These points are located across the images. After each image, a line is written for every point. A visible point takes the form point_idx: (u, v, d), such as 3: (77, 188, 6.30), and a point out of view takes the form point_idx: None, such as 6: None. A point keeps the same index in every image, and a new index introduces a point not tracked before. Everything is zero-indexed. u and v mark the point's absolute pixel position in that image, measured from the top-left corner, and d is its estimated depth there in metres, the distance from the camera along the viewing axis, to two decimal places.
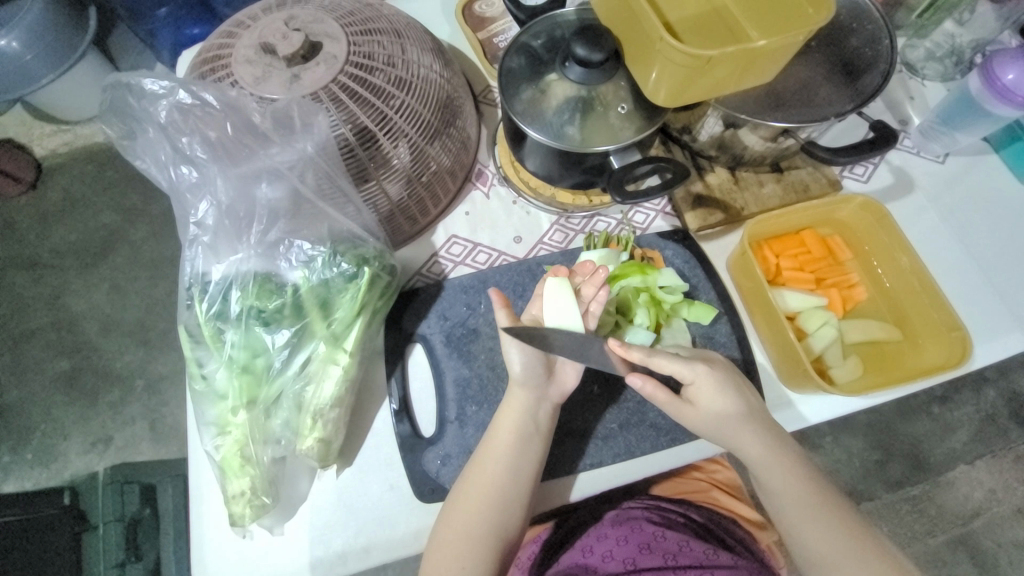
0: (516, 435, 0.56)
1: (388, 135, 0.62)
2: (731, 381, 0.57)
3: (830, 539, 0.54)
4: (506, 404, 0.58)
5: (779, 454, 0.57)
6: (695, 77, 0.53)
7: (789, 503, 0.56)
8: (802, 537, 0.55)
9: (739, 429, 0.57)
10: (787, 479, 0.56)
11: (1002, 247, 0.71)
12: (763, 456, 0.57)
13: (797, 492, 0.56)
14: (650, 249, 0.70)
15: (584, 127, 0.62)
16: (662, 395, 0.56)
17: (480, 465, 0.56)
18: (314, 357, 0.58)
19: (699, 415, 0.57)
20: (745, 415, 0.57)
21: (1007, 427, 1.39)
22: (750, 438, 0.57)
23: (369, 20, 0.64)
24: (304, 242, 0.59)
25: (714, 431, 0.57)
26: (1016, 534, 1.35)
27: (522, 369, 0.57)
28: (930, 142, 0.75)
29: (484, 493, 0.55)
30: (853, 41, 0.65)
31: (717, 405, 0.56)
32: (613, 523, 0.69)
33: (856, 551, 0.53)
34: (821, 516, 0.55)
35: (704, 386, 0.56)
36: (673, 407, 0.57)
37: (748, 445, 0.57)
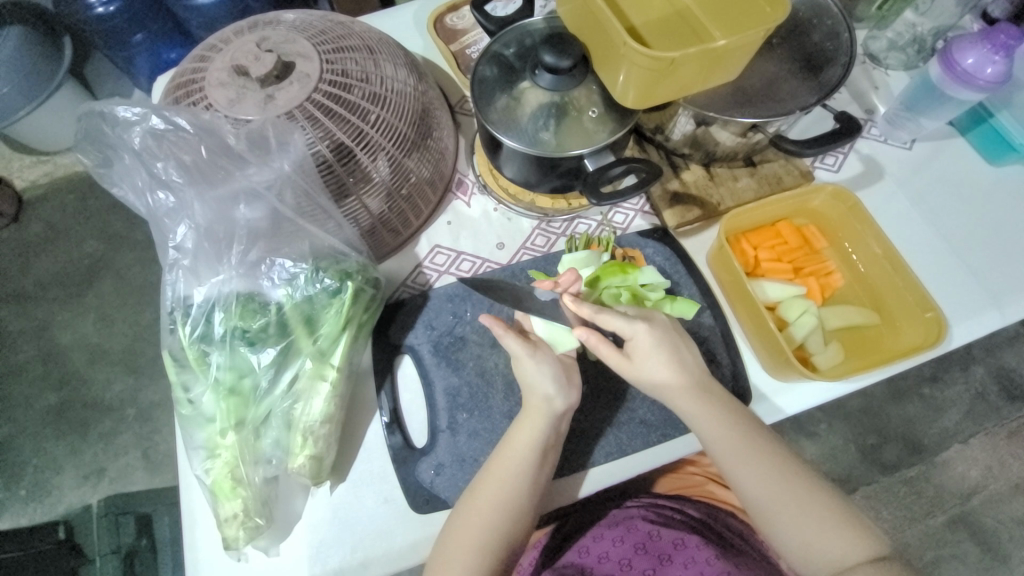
0: (540, 449, 0.56)
1: (365, 149, 0.63)
2: (664, 338, 0.58)
3: (770, 484, 0.55)
4: (527, 418, 0.57)
5: (720, 415, 0.57)
6: (661, 78, 0.54)
7: (728, 453, 0.56)
8: (749, 491, 0.55)
9: (670, 384, 0.57)
10: (722, 430, 0.56)
11: (974, 227, 0.73)
12: (696, 408, 0.57)
13: (739, 450, 0.56)
14: (630, 248, 0.71)
15: (558, 132, 0.63)
16: (604, 348, 0.57)
17: (496, 471, 0.56)
18: (301, 374, 0.58)
19: (637, 372, 0.58)
20: (687, 379, 0.57)
21: (998, 404, 1.42)
22: (691, 403, 0.57)
23: (341, 38, 0.66)
24: (286, 260, 0.59)
25: (653, 387, 0.58)
26: (1015, 510, 1.36)
27: (547, 390, 0.57)
28: (896, 129, 0.77)
29: (498, 503, 0.55)
30: (813, 36, 0.67)
31: (652, 364, 0.57)
32: (609, 525, 0.70)
33: (797, 499, 0.54)
34: (762, 462, 0.55)
35: (642, 343, 0.57)
36: (620, 368, 0.58)
37: (688, 410, 0.57)
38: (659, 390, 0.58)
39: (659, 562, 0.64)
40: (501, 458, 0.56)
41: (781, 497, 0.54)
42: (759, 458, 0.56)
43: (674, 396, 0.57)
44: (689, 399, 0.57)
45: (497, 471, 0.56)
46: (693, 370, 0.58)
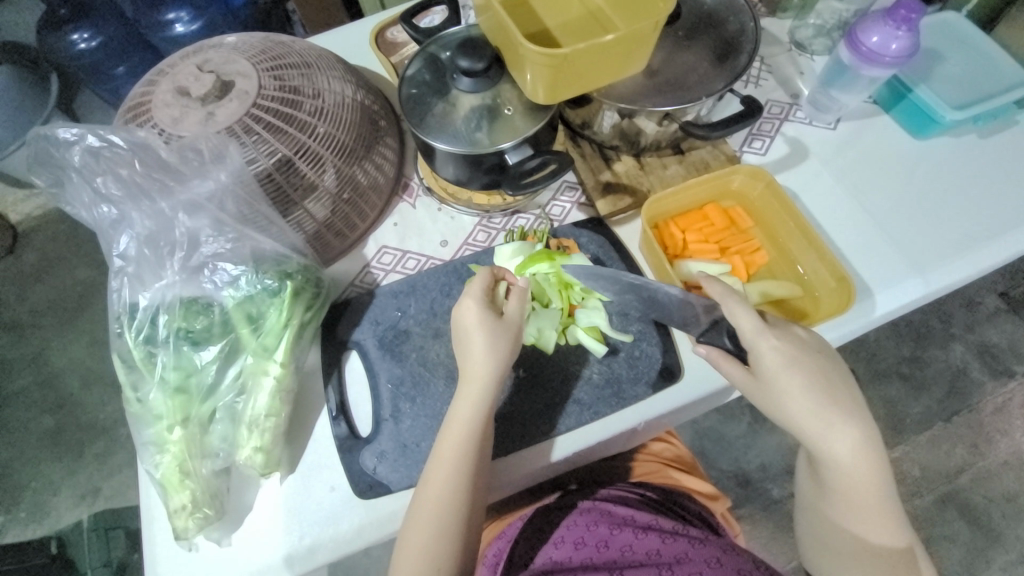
0: (477, 423, 0.57)
1: (305, 159, 0.67)
2: (819, 378, 0.56)
3: (866, 531, 0.56)
4: (461, 393, 0.58)
5: (867, 457, 0.54)
6: (563, 72, 0.58)
7: (848, 491, 0.55)
8: (838, 529, 0.57)
9: (828, 430, 0.54)
10: (858, 469, 0.54)
11: (897, 199, 0.75)
12: (850, 463, 0.54)
13: (861, 494, 0.55)
14: (565, 238, 0.74)
15: (488, 131, 0.66)
16: (725, 361, 0.60)
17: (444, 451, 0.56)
18: (244, 370, 0.62)
19: (772, 390, 0.56)
20: (836, 404, 0.55)
21: (980, 380, 1.43)
22: (843, 431, 0.54)
23: (280, 57, 0.71)
24: (226, 264, 0.63)
25: (793, 419, 0.55)
26: (1004, 487, 1.35)
27: (488, 364, 0.58)
28: (821, 111, 0.80)
29: (449, 482, 0.55)
30: (722, 30, 0.71)
31: (793, 383, 0.55)
32: (582, 512, 0.72)
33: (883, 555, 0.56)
34: (877, 536, 0.56)
35: (769, 362, 0.56)
36: (743, 380, 0.59)
37: (837, 440, 0.54)
38: (800, 424, 0.55)
39: (636, 537, 0.67)
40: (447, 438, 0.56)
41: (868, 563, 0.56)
42: (866, 530, 0.56)
43: (832, 444, 0.54)
44: (850, 453, 0.54)
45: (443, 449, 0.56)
46: (860, 427, 0.55)
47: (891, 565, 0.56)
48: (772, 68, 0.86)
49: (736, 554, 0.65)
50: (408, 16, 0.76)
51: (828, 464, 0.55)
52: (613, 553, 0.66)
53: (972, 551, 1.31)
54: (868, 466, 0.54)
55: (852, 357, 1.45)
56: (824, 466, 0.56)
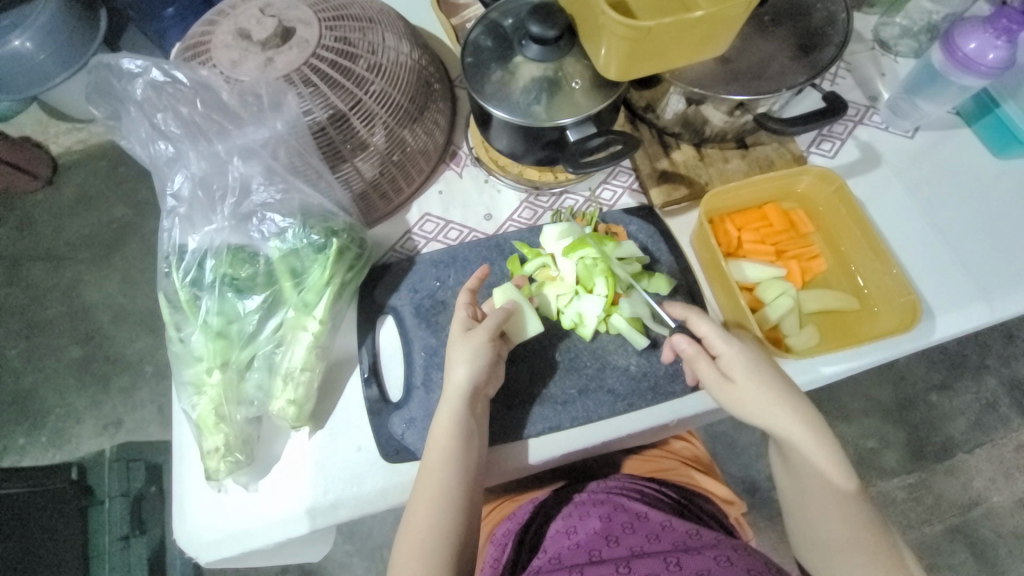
0: (461, 431, 0.57)
1: (359, 116, 0.66)
2: (773, 367, 0.60)
3: (835, 519, 0.56)
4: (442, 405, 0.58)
5: (818, 435, 0.57)
6: (641, 49, 0.55)
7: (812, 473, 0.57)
8: (812, 524, 0.57)
9: (779, 413, 0.57)
10: (814, 451, 0.57)
11: (971, 219, 0.71)
12: (805, 444, 0.57)
13: (822, 476, 0.56)
14: (614, 224, 0.72)
15: (550, 105, 0.64)
16: (701, 362, 0.60)
17: (429, 460, 0.56)
18: (285, 323, 0.61)
19: (740, 388, 0.59)
20: (788, 391, 0.58)
21: (1009, 415, 1.38)
22: (793, 413, 0.57)
23: (342, 7, 0.68)
24: (275, 215, 0.62)
25: (754, 411, 0.58)
26: (1017, 525, 1.32)
27: (470, 379, 0.58)
28: (900, 117, 0.75)
29: (439, 494, 0.55)
30: (808, 20, 0.67)
31: (753, 376, 0.58)
32: (595, 503, 0.72)
33: (861, 542, 0.55)
34: (849, 523, 0.56)
35: (735, 358, 0.59)
36: (717, 385, 0.60)
37: (788, 423, 0.57)
38: (760, 415, 0.58)
39: (647, 540, 0.65)
40: (433, 447, 0.57)
41: (851, 542, 0.55)
42: (839, 504, 0.56)
43: (783, 423, 0.57)
44: (804, 433, 0.57)
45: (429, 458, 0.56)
46: (802, 403, 0.58)
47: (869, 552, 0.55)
48: (851, 66, 0.80)
49: (749, 555, 0.62)
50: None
51: (788, 446, 0.58)
52: (622, 550, 0.63)
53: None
54: (821, 438, 0.57)
55: (879, 378, 1.41)
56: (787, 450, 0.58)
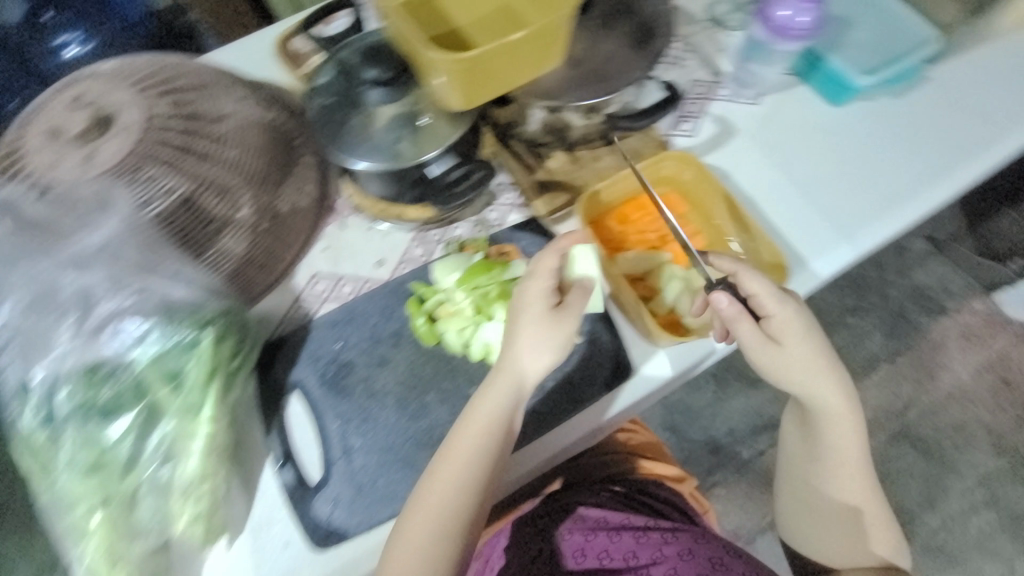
0: (490, 431, 0.57)
1: (211, 193, 0.62)
2: (825, 342, 0.61)
3: (848, 476, 0.66)
4: (481, 401, 0.58)
5: (854, 410, 0.63)
6: (475, 75, 0.56)
7: (845, 439, 0.64)
8: (824, 477, 0.67)
9: (830, 393, 0.61)
10: (846, 422, 0.63)
11: (824, 167, 0.77)
12: (838, 414, 0.62)
13: (849, 443, 0.64)
14: (506, 244, 0.72)
15: (414, 140, 0.62)
16: (744, 322, 0.59)
17: (452, 467, 0.56)
18: (167, 436, 0.56)
19: (786, 353, 0.59)
20: (833, 367, 0.61)
21: (918, 319, 1.51)
22: (836, 390, 0.61)
23: (171, 80, 0.65)
24: (130, 321, 0.57)
25: (796, 379, 0.60)
26: (953, 417, 1.43)
27: (524, 376, 0.59)
28: (744, 87, 0.81)
29: (444, 501, 0.55)
30: (634, 19, 0.71)
31: (803, 346, 0.59)
32: (577, 518, 0.74)
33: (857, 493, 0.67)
34: (854, 479, 0.66)
35: (787, 325, 0.59)
36: (762, 348, 0.60)
37: (832, 397, 0.61)
38: (807, 384, 0.61)
39: (610, 543, 0.71)
40: (457, 454, 0.56)
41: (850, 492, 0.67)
42: (855, 475, 0.66)
43: (835, 402, 0.61)
44: (841, 405, 0.62)
45: (443, 462, 0.56)
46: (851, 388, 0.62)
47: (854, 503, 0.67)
48: (692, 47, 0.85)
49: (704, 542, 0.70)
50: (321, 40, 0.77)
51: (821, 415, 0.63)
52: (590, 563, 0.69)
53: (931, 481, 1.38)
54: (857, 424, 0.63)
55: None
56: (819, 422, 0.64)
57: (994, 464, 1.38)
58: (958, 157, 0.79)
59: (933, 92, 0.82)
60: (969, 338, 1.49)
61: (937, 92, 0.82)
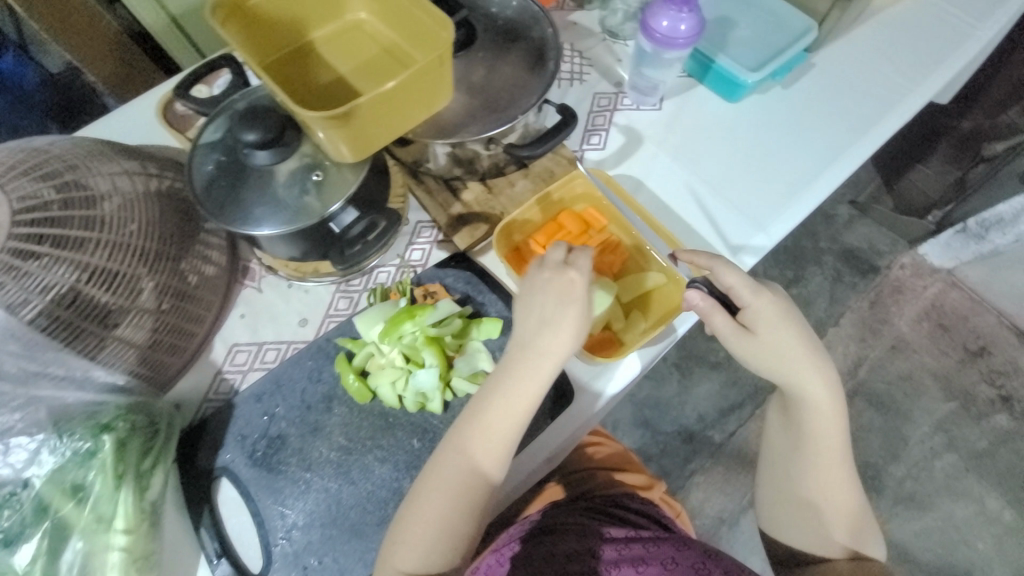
0: (506, 422, 0.56)
1: (101, 284, 0.56)
2: (807, 331, 0.61)
3: (828, 471, 0.62)
4: (502, 387, 0.57)
5: (835, 400, 0.61)
6: (359, 127, 0.54)
7: (821, 429, 0.61)
8: (803, 473, 0.63)
9: (811, 375, 0.60)
10: (827, 412, 0.61)
11: (729, 163, 0.80)
12: (819, 404, 0.60)
13: (828, 433, 0.61)
14: (431, 283, 0.70)
15: (318, 195, 0.60)
16: (719, 314, 0.61)
17: (466, 454, 0.55)
18: (78, 555, 0.51)
19: (761, 342, 0.60)
20: (813, 355, 0.60)
21: (855, 281, 1.58)
22: (817, 377, 0.60)
23: (34, 163, 0.57)
24: (18, 439, 0.52)
25: (773, 365, 0.60)
26: (898, 368, 1.51)
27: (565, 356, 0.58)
28: (645, 94, 0.82)
29: (452, 488, 0.55)
30: (523, 43, 0.71)
31: (777, 334, 0.60)
32: (563, 531, 0.70)
33: (840, 490, 0.63)
34: (834, 475, 0.62)
35: (762, 312, 0.60)
36: (734, 336, 0.61)
37: (812, 385, 0.60)
38: (785, 370, 0.60)
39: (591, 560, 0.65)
40: (473, 439, 0.56)
41: (830, 487, 0.62)
42: (840, 467, 0.62)
43: (816, 385, 0.60)
44: (823, 393, 0.60)
45: (457, 448, 0.56)
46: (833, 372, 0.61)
47: (838, 501, 0.62)
48: (591, 61, 0.87)
49: (686, 550, 0.66)
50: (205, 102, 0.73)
51: (803, 404, 0.61)
52: None
53: (888, 434, 1.44)
54: (839, 412, 0.61)
55: None
56: (801, 407, 0.61)
57: (940, 407, 1.46)
58: (852, 135, 0.83)
59: (819, 78, 0.87)
60: (903, 292, 1.57)
61: (824, 76, 0.87)
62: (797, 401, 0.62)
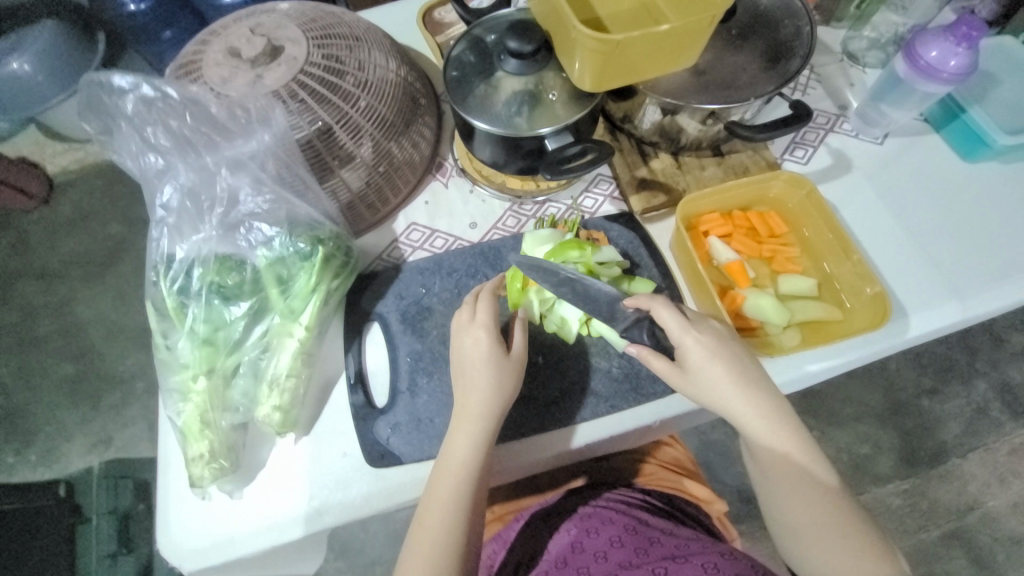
0: (480, 431, 0.58)
1: (346, 130, 0.68)
2: (733, 361, 0.59)
3: (811, 506, 0.55)
4: (467, 404, 0.58)
5: (784, 423, 0.57)
6: (612, 59, 0.59)
7: (784, 462, 0.56)
8: (782, 513, 0.56)
9: (741, 403, 0.57)
10: (779, 438, 0.57)
11: (940, 221, 0.73)
12: (766, 432, 0.57)
13: (786, 465, 0.56)
14: (595, 230, 0.73)
15: (531, 116, 0.67)
16: (655, 358, 0.60)
17: (480, 415, 0.58)
18: (271, 329, 0.63)
19: (690, 378, 0.59)
20: (745, 379, 0.58)
21: (1000, 419, 1.36)
22: (749, 401, 0.57)
23: (330, 26, 0.71)
24: (262, 224, 0.65)
25: (716, 400, 0.58)
26: (1015, 530, 1.29)
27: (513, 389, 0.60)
28: (869, 124, 0.78)
29: (464, 468, 0.56)
30: (776, 35, 0.71)
31: (709, 366, 0.58)
32: (581, 518, 0.72)
33: (832, 523, 0.54)
34: (823, 508, 0.54)
35: (693, 350, 0.59)
36: (672, 376, 0.60)
37: (746, 410, 0.57)
38: (720, 401, 0.58)
39: (633, 552, 0.65)
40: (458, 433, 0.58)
41: (817, 522, 0.54)
42: (813, 492, 0.55)
43: (745, 417, 0.57)
44: (766, 420, 0.57)
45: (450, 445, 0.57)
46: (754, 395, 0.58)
47: (843, 537, 0.54)
48: (821, 77, 0.83)
49: (742, 561, 0.61)
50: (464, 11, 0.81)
51: (749, 437, 0.58)
52: (609, 566, 0.64)
53: None
54: (785, 428, 0.57)
55: (869, 384, 1.40)
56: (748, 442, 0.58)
57: None
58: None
59: None
60: None
61: None
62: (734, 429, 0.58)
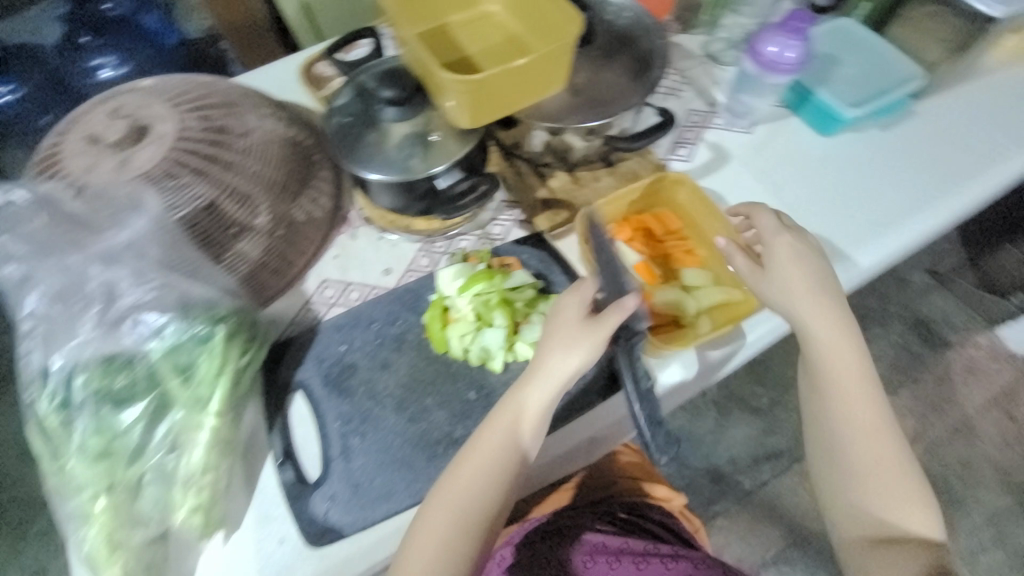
0: (515, 427, 0.59)
1: (233, 202, 0.66)
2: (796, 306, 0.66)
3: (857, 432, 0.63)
4: (507, 403, 0.60)
5: (851, 352, 0.65)
6: (482, 94, 0.61)
7: (856, 391, 0.64)
8: (845, 443, 0.64)
9: (833, 340, 0.65)
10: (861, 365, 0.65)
11: (812, 192, 0.80)
12: (839, 363, 0.64)
13: (867, 390, 0.64)
14: (507, 256, 0.74)
15: (425, 156, 0.67)
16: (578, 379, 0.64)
17: (517, 411, 0.59)
18: (175, 426, 0.58)
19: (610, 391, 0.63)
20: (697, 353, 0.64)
21: (920, 352, 1.49)
22: (831, 341, 0.65)
23: (201, 97, 0.69)
24: (148, 314, 0.60)
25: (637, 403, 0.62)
26: (957, 451, 1.40)
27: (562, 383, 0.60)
28: (737, 116, 0.85)
29: (488, 465, 0.58)
30: (634, 49, 0.77)
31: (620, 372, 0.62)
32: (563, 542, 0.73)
33: (876, 441, 0.63)
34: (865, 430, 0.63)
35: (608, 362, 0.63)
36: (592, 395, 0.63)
37: (830, 349, 0.65)
38: (821, 337, 0.64)
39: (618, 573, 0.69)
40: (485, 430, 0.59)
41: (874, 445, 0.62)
42: (863, 418, 0.63)
43: (837, 352, 0.64)
44: (848, 352, 0.65)
45: (479, 444, 0.59)
46: (863, 349, 0.65)
47: (874, 454, 0.62)
48: (689, 79, 0.90)
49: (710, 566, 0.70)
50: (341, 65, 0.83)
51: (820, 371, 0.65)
52: None
53: None
54: (859, 357, 0.65)
55: None
56: (819, 378, 0.65)
57: (1002, 503, 1.35)
58: (964, 175, 0.82)
59: (919, 125, 0.86)
60: (972, 372, 1.46)
61: (929, 125, 0.86)
62: (824, 385, 0.65)
